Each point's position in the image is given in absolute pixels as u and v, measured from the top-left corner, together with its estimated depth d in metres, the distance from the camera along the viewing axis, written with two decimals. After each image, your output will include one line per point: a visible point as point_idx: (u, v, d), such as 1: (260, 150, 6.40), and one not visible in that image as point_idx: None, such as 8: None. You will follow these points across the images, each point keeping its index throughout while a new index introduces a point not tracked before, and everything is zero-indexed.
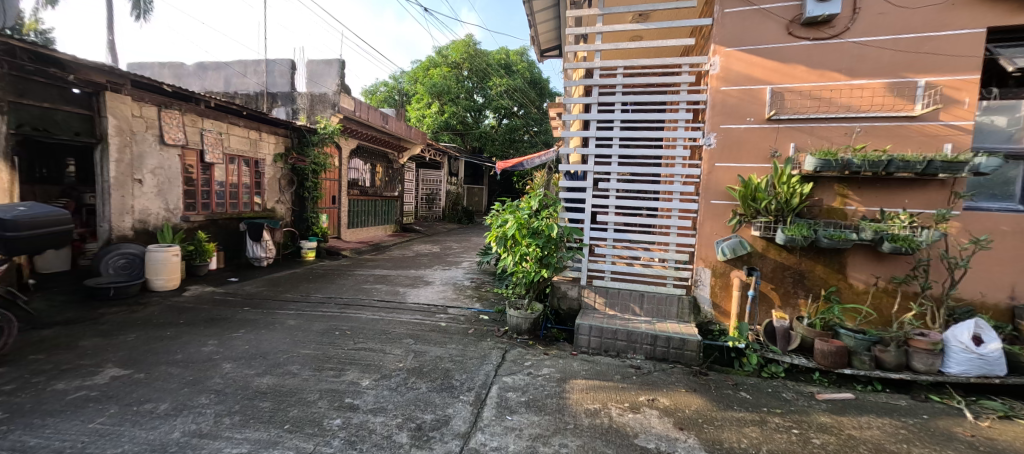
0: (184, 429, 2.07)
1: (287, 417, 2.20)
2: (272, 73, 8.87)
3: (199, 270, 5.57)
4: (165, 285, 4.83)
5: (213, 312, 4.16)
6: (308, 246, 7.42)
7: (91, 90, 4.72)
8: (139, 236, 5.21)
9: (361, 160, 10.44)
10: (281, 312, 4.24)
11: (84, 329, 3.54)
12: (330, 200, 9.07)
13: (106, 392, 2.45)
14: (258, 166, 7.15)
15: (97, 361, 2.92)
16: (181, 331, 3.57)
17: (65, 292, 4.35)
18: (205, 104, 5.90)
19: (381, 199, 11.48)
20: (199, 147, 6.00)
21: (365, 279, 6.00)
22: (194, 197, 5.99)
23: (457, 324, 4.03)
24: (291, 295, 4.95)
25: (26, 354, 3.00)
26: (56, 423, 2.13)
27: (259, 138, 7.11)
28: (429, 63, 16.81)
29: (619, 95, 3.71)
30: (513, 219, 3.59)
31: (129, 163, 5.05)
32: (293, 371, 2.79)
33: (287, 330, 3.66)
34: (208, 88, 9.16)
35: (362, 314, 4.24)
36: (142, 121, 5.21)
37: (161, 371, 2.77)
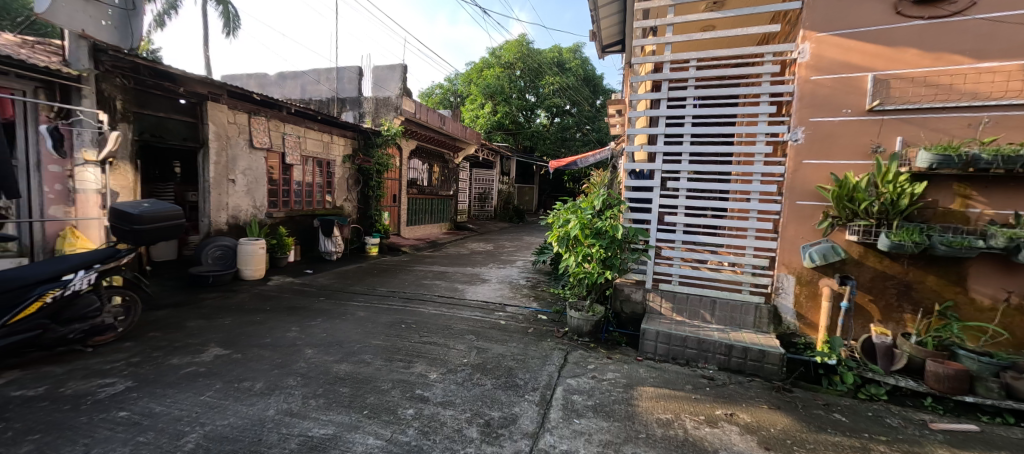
0: (277, 407, 2.27)
1: (365, 403, 2.33)
2: (341, 80, 9.48)
3: (280, 262, 6.11)
4: (253, 275, 5.35)
5: (293, 301, 4.53)
6: (372, 242, 7.87)
7: (195, 100, 5.32)
8: (232, 230, 5.81)
9: (419, 161, 10.88)
10: (352, 304, 4.52)
11: (190, 311, 4.01)
12: (391, 198, 9.55)
13: (211, 369, 2.76)
14: (330, 167, 7.70)
15: (202, 340, 3.30)
16: (268, 317, 3.92)
17: (174, 279, 4.97)
18: (286, 110, 6.44)
19: (437, 198, 11.88)
20: (281, 150, 6.58)
21: (425, 275, 6.23)
22: (277, 195, 6.57)
23: (516, 323, 4.06)
24: (360, 288, 5.27)
25: (147, 331, 3.45)
26: (174, 394, 2.42)
27: (331, 141, 7.66)
28: (483, 64, 17.12)
29: (692, 89, 3.50)
30: (575, 219, 3.55)
31: (224, 165, 5.65)
32: (367, 360, 2.95)
33: (358, 321, 3.89)
34: (286, 95, 10.01)
35: (425, 309, 4.40)
36: (236, 127, 5.81)
37: (254, 353, 3.06)
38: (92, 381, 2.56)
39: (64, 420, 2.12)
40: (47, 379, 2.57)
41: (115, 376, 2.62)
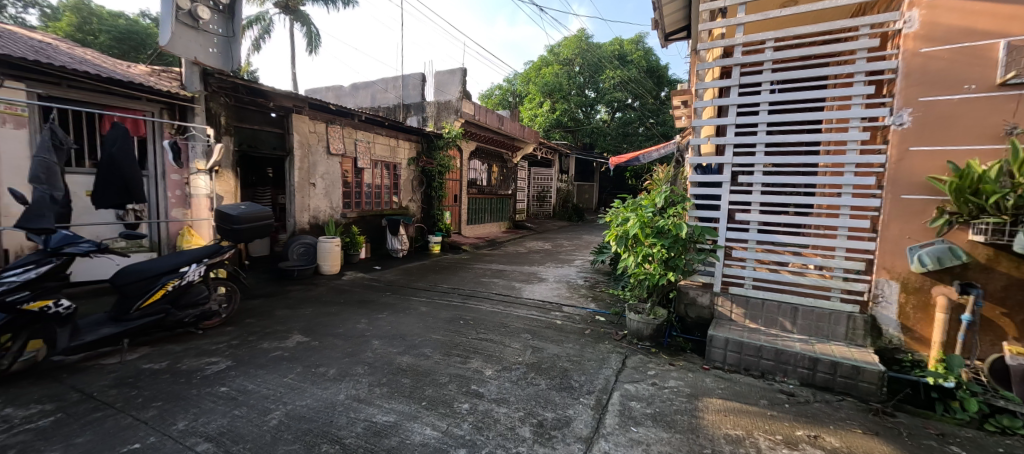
0: (347, 393, 2.45)
1: (424, 395, 2.44)
2: (407, 87, 9.99)
3: (353, 259, 6.63)
4: (330, 270, 5.86)
5: (364, 295, 4.89)
6: (434, 240, 8.22)
7: (283, 113, 5.94)
8: (313, 229, 6.41)
9: (479, 161, 11.15)
10: (415, 299, 4.76)
11: (278, 301, 4.51)
12: (452, 198, 9.91)
13: (294, 354, 3.07)
14: (396, 169, 8.19)
15: (287, 328, 3.68)
16: (341, 309, 4.27)
17: (266, 272, 5.61)
18: (358, 118, 6.96)
19: (497, 197, 12.10)
20: (354, 155, 7.12)
21: (483, 273, 6.37)
22: (350, 197, 7.14)
23: (572, 324, 3.99)
24: (423, 284, 5.53)
25: (244, 318, 3.93)
26: (264, 374, 2.73)
27: (397, 145, 8.14)
28: (541, 63, 17.19)
29: (768, 72, 3.17)
30: (635, 217, 3.39)
31: (306, 170, 6.25)
32: (427, 353, 3.09)
33: (420, 316, 4.08)
34: (359, 104, 10.81)
35: (482, 306, 4.50)
36: (316, 135, 6.40)
37: (329, 341, 3.35)
38: (202, 359, 2.98)
39: (180, 391, 2.49)
40: (168, 355, 3.03)
41: (219, 356, 3.02)
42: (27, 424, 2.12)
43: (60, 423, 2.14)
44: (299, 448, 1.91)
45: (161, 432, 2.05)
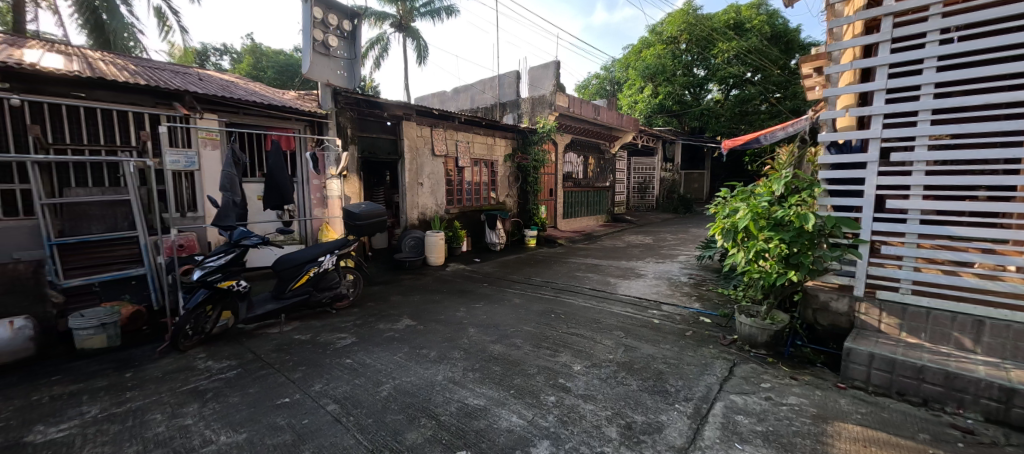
0: (444, 374, 2.68)
1: (512, 383, 2.53)
2: (502, 86, 10.31)
3: (456, 251, 7.16)
4: (435, 261, 6.43)
5: (463, 286, 5.25)
6: (530, 234, 8.38)
7: (395, 121, 6.66)
8: (421, 225, 7.10)
9: (575, 154, 10.97)
10: (509, 291, 4.95)
11: (393, 288, 5.12)
12: (548, 192, 9.98)
13: (403, 336, 3.45)
14: (494, 167, 8.56)
15: (399, 312, 4.16)
16: (444, 298, 4.66)
17: (385, 263, 6.41)
18: (458, 120, 7.46)
19: (593, 190, 11.81)
20: (455, 155, 7.66)
21: (578, 267, 6.30)
22: (453, 194, 7.71)
23: (671, 324, 3.71)
24: (518, 277, 5.70)
25: (366, 301, 4.56)
26: (378, 351, 3.14)
27: (494, 143, 8.50)
28: (642, 45, 16.13)
29: (936, 18, 2.47)
30: (746, 207, 3.00)
31: (415, 171, 6.93)
32: (518, 344, 3.19)
33: (513, 307, 4.22)
34: (460, 107, 11.52)
35: (575, 301, 4.46)
36: (422, 139, 7.04)
37: (432, 326, 3.70)
38: (334, 334, 3.55)
39: (317, 359, 3.01)
40: (311, 329, 3.68)
41: (347, 333, 3.57)
42: (220, 374, 2.80)
43: (240, 376, 2.78)
44: (402, 419, 2.16)
45: (303, 391, 2.52)
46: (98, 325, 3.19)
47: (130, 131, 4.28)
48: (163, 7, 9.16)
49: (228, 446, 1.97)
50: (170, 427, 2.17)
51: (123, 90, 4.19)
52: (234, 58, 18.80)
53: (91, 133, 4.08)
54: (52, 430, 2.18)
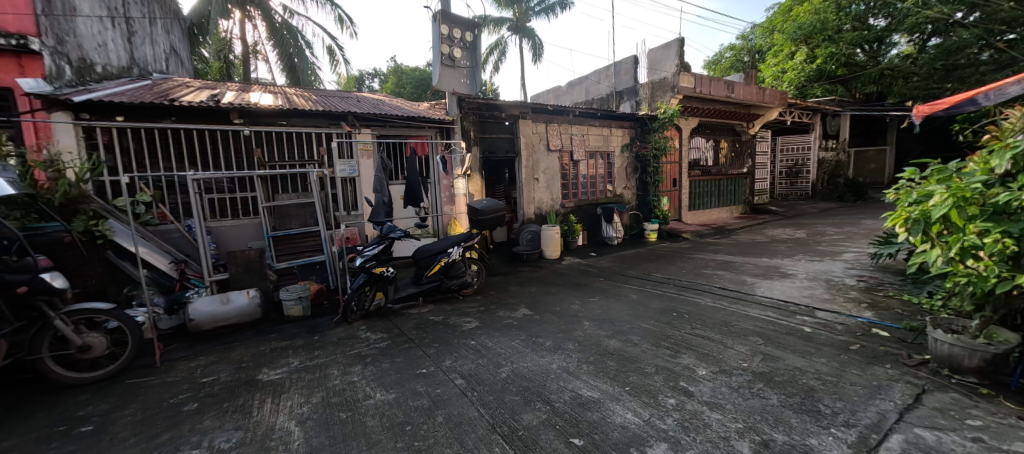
0: (559, 364, 2.75)
1: (628, 380, 2.47)
2: (619, 73, 9.87)
3: (571, 245, 7.19)
4: (551, 255, 6.58)
5: (579, 279, 5.26)
6: (650, 228, 7.89)
7: (513, 121, 6.98)
8: (538, 219, 7.33)
9: (703, 138, 9.88)
10: (627, 286, 4.77)
11: (512, 279, 5.42)
12: (671, 182, 9.24)
13: (521, 324, 3.66)
14: (609, 158, 8.31)
15: (517, 302, 4.40)
16: (559, 291, 4.75)
17: (504, 255, 6.82)
18: (572, 113, 7.49)
19: (726, 177, 10.48)
20: (570, 149, 7.67)
21: (706, 264, 5.70)
22: (568, 188, 7.76)
23: (829, 334, 3.10)
24: (636, 273, 5.45)
25: (489, 290, 4.94)
26: (498, 336, 3.38)
27: (610, 134, 8.23)
28: (792, 2, 13.57)
29: None
30: (942, 192, 2.32)
31: (531, 167, 7.18)
32: (634, 341, 3.07)
33: (631, 303, 4.07)
34: (575, 100, 11.43)
35: (701, 300, 4.07)
36: (538, 135, 7.24)
37: (547, 316, 3.82)
38: (461, 318, 3.95)
39: (448, 339, 3.41)
40: (443, 312, 4.18)
41: (472, 317, 3.94)
42: (376, 344, 3.40)
43: (389, 347, 3.33)
44: (519, 400, 2.30)
45: (437, 364, 2.89)
46: (298, 298, 4.21)
47: (312, 148, 5.43)
48: (333, 45, 11.33)
49: (382, 403, 2.39)
50: (343, 381, 2.74)
51: (306, 116, 5.35)
52: (382, 80, 22.13)
53: (289, 152, 5.32)
54: (273, 373, 2.96)
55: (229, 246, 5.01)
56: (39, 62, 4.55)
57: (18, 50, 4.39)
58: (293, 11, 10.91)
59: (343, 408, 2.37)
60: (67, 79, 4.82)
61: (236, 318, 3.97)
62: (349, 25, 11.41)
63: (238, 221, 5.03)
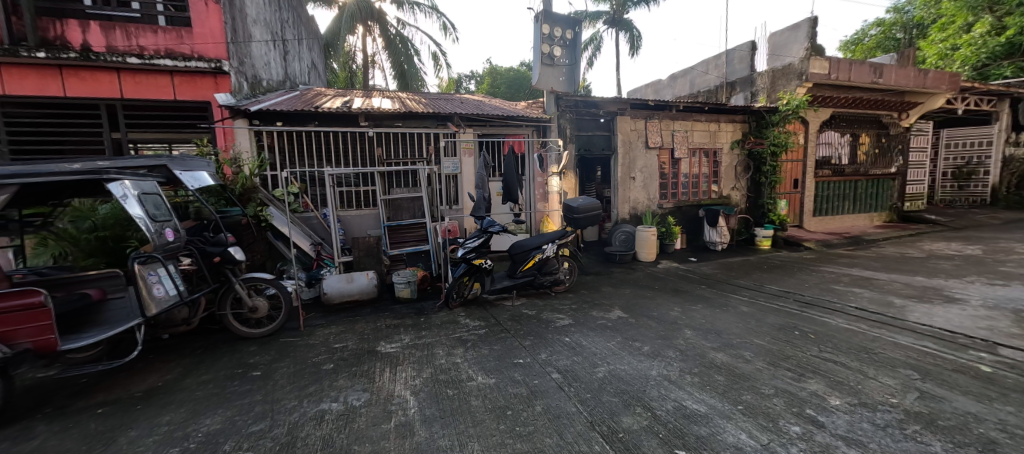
0: (659, 371, 2.64)
1: (741, 398, 2.26)
2: (731, 62, 8.97)
3: (668, 248, 6.78)
4: (646, 257, 6.29)
5: (678, 285, 4.95)
6: (763, 234, 7.06)
7: (610, 117, 6.80)
8: (632, 219, 7.06)
9: (837, 132, 8.48)
10: (734, 297, 4.35)
11: (603, 280, 5.32)
12: (791, 183, 8.14)
13: (616, 326, 3.57)
14: (716, 156, 7.62)
15: (611, 303, 4.32)
16: (657, 295, 4.53)
17: (596, 254, 6.70)
18: (675, 108, 7.05)
19: (865, 178, 8.87)
20: (671, 146, 7.23)
21: (836, 279, 4.91)
22: (667, 188, 7.32)
23: (1020, 378, 2.45)
24: (745, 282, 4.94)
25: (580, 289, 4.92)
26: (592, 336, 3.36)
27: (718, 129, 7.54)
28: None
29: None
30: None
31: (627, 166, 6.92)
32: (747, 357, 2.80)
33: (741, 316, 3.70)
34: (676, 94, 10.64)
35: (831, 320, 3.54)
36: (636, 132, 6.94)
37: (644, 321, 3.67)
38: (554, 314, 4.01)
39: (542, 333, 3.49)
40: (536, 307, 4.28)
41: (565, 315, 3.97)
42: (474, 331, 3.63)
43: (487, 334, 3.53)
44: (617, 402, 2.27)
45: (533, 356, 2.98)
46: (407, 282, 4.66)
47: (422, 147, 5.99)
48: (437, 51, 12.24)
49: (484, 385, 2.56)
50: (448, 361, 2.98)
51: (418, 118, 5.90)
52: (478, 81, 23.33)
53: (402, 151, 5.92)
54: (389, 346, 3.36)
55: (353, 233, 5.77)
56: (226, 79, 5.59)
57: (213, 71, 5.47)
58: (405, 23, 12.04)
59: (449, 386, 2.59)
60: (244, 93, 5.87)
61: (358, 295, 4.56)
62: (452, 32, 12.20)
63: (361, 211, 5.76)
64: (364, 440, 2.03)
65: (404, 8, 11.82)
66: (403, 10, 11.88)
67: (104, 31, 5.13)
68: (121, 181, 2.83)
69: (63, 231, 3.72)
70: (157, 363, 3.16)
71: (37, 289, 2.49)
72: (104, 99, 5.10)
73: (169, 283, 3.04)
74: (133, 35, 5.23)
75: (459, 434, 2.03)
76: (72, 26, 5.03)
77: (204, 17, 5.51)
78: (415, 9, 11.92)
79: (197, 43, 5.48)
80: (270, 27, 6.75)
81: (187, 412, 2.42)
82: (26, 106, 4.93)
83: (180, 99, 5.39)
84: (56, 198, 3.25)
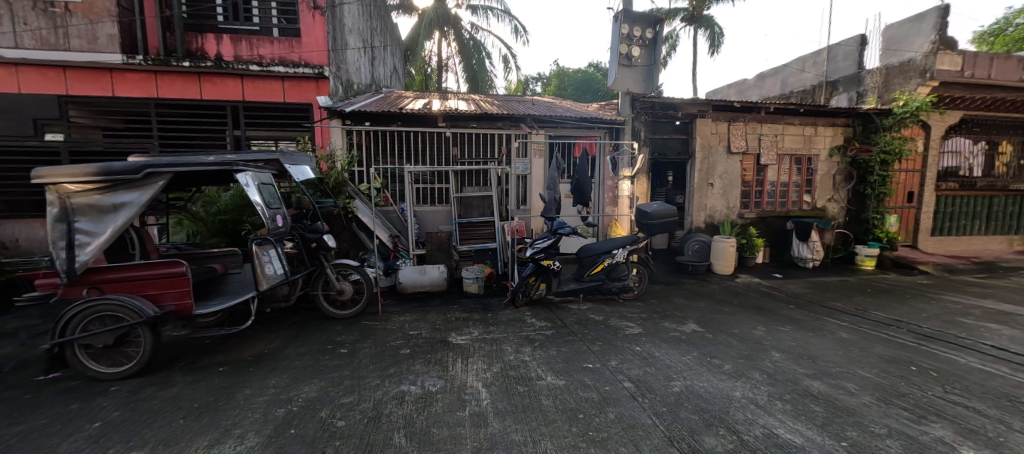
0: (744, 393, 2.45)
1: (844, 434, 2.02)
2: (834, 59, 8.07)
3: (748, 262, 6.26)
4: (722, 270, 5.87)
5: (761, 302, 4.55)
6: (865, 253, 6.26)
7: (688, 120, 6.46)
8: (708, 229, 6.63)
9: (967, 139, 7.24)
10: (830, 321, 3.90)
11: (675, 290, 5.06)
12: (904, 196, 7.10)
13: (691, 340, 3.38)
14: (810, 163, 6.90)
15: (684, 315, 4.09)
16: (736, 311, 4.21)
17: (666, 263, 6.39)
18: (764, 110, 6.51)
19: (1004, 194, 7.46)
20: (757, 151, 6.68)
21: (964, 311, 4.19)
22: (750, 196, 6.78)
23: None
24: (843, 306, 4.40)
25: (650, 298, 4.72)
26: (665, 348, 3.21)
27: (814, 133, 6.82)
28: None
29: None
30: None
31: (706, 171, 6.52)
32: (849, 389, 2.49)
33: (839, 342, 3.31)
34: (764, 95, 9.75)
35: (957, 357, 3.03)
36: (717, 136, 6.51)
37: (723, 338, 3.42)
38: (622, 321, 3.90)
39: (611, 339, 3.41)
40: (603, 312, 4.19)
41: (634, 323, 3.84)
42: (541, 331, 3.65)
43: (554, 336, 3.53)
44: (698, 420, 2.15)
45: (603, 362, 2.93)
46: (476, 278, 4.81)
47: (494, 147, 6.17)
48: (508, 54, 12.48)
49: (554, 386, 2.56)
50: (516, 358, 3.03)
51: (492, 120, 6.07)
52: (545, 83, 23.43)
53: (476, 151, 6.14)
54: (460, 338, 3.49)
55: (427, 228, 6.09)
56: (326, 83, 6.18)
57: (316, 76, 6.10)
58: (479, 27, 12.42)
59: (520, 382, 2.63)
60: (340, 95, 6.47)
61: (430, 287, 4.80)
62: (524, 35, 12.35)
63: (435, 207, 6.07)
64: (442, 424, 2.13)
65: (478, 13, 12.22)
66: (478, 15, 12.29)
67: (233, 43, 5.94)
68: (246, 172, 3.26)
69: (197, 213, 4.36)
70: (263, 333, 3.60)
71: (178, 260, 2.92)
72: (229, 101, 5.91)
73: (277, 263, 3.46)
74: (254, 45, 6.00)
75: (532, 431, 2.06)
76: (209, 39, 5.88)
77: (311, 27, 6.16)
78: (489, 13, 12.26)
79: (305, 51, 6.15)
80: (362, 36, 7.36)
81: (288, 379, 2.72)
82: (171, 107, 5.85)
83: (288, 101, 6.08)
84: (194, 185, 3.80)
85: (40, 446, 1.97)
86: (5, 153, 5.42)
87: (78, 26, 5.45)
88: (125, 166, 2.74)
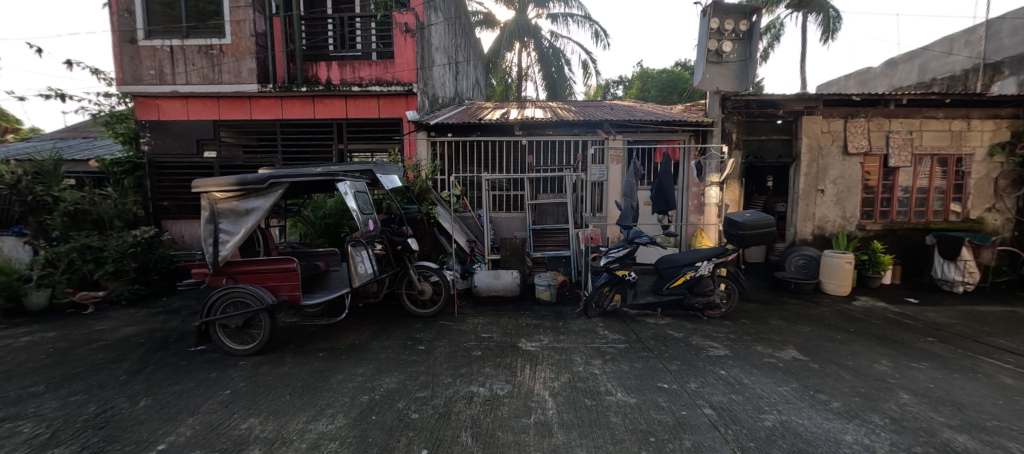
0: (856, 437, 2.08)
1: None
2: (995, 36, 6.58)
3: (870, 282, 5.32)
4: (835, 290, 5.06)
5: (886, 331, 3.83)
6: None
7: (792, 118, 5.75)
8: (817, 241, 5.79)
9: None
10: (986, 361, 3.13)
11: (772, 310, 4.49)
12: None
13: (790, 368, 2.98)
14: (960, 165, 5.65)
15: (782, 339, 3.61)
16: (852, 340, 3.59)
17: (762, 279, 5.71)
18: (893, 103, 5.51)
19: None
20: (883, 151, 5.67)
21: None
22: (873, 205, 5.77)
23: None
24: (1007, 343, 3.51)
25: (740, 317, 4.26)
26: (757, 374, 2.87)
27: (966, 128, 5.58)
28: None
29: None
30: None
31: (814, 176, 5.70)
32: (1013, 449, 1.96)
33: (998, 389, 2.64)
34: (894, 84, 8.27)
35: None
36: (830, 135, 5.66)
37: (833, 370, 2.95)
38: (706, 340, 3.57)
39: (692, 359, 3.15)
40: (684, 329, 3.89)
41: (720, 344, 3.49)
42: (614, 344, 3.51)
43: (628, 350, 3.36)
44: None
45: (681, 384, 2.71)
46: (548, 285, 4.80)
47: (570, 154, 6.15)
48: (588, 59, 12.35)
49: (624, 403, 2.45)
50: (585, 370, 2.95)
51: (569, 127, 6.08)
52: (627, 86, 22.70)
53: (552, 158, 6.18)
54: (530, 345, 3.51)
55: (503, 234, 6.25)
56: (415, 99, 6.71)
57: (406, 93, 6.64)
58: (559, 35, 12.51)
59: (588, 396, 2.55)
60: (426, 109, 6.99)
61: (503, 291, 4.91)
62: (604, 39, 12.13)
63: (510, 214, 6.21)
64: (506, 428, 2.16)
65: (558, 21, 12.31)
66: (557, 23, 12.39)
67: (339, 68, 6.74)
68: (345, 182, 3.65)
69: (307, 217, 5.05)
70: (355, 326, 4.00)
71: (290, 258, 3.39)
72: (336, 119, 6.76)
73: (367, 263, 3.83)
74: (356, 69, 6.75)
75: (597, 448, 1.99)
76: (321, 66, 6.76)
77: (403, 49, 6.71)
78: (569, 20, 12.27)
79: (396, 71, 6.72)
80: (447, 52, 7.91)
81: (373, 369, 2.98)
82: (292, 127, 6.87)
83: (382, 116, 6.74)
84: (306, 192, 4.38)
85: (188, 404, 2.43)
86: (178, 167, 6.87)
87: (228, 63, 6.62)
88: (254, 177, 3.27)
